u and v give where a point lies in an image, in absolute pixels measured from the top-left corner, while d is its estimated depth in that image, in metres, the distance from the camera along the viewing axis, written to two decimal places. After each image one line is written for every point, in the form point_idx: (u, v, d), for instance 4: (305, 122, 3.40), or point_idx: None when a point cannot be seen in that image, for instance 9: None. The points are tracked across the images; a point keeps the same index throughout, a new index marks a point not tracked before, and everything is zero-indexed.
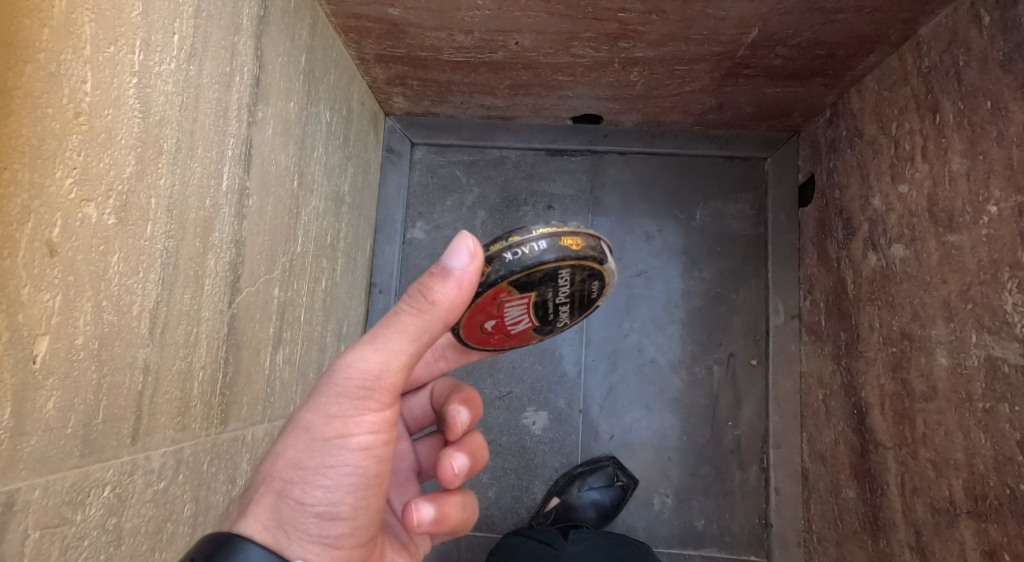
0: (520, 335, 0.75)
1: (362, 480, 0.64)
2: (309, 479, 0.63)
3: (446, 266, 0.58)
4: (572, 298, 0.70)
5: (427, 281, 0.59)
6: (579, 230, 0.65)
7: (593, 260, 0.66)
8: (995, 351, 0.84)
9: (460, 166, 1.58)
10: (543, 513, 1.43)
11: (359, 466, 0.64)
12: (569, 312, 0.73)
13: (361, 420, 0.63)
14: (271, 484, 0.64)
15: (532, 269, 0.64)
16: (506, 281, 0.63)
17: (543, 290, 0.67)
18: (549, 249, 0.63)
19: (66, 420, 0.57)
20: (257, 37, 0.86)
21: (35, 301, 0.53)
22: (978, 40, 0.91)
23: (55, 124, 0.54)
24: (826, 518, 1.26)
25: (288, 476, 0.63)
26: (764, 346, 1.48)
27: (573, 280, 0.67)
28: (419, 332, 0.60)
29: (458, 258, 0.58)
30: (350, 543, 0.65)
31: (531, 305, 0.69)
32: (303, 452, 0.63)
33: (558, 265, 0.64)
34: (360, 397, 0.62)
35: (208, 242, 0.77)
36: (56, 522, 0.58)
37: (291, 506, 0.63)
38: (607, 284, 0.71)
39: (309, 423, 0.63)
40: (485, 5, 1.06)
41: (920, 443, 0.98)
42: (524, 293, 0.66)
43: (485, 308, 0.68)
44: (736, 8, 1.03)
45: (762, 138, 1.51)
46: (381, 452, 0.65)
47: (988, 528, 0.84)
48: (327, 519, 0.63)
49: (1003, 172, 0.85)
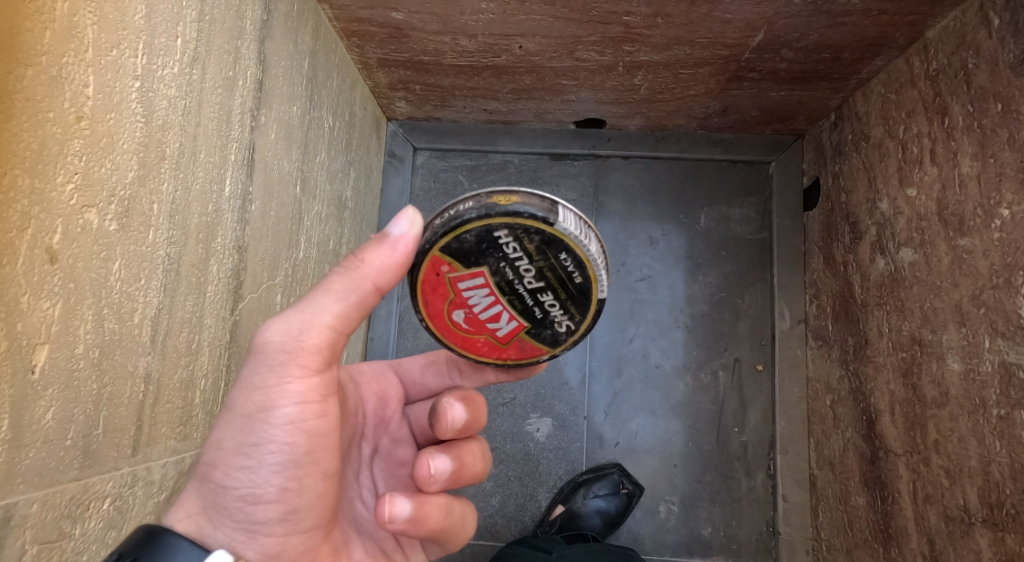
0: (513, 341, 0.70)
1: (289, 459, 0.60)
2: (232, 458, 0.60)
3: (385, 232, 0.60)
4: (541, 276, 0.66)
5: (364, 246, 0.60)
6: (515, 190, 0.64)
7: (531, 218, 0.63)
8: (1009, 357, 0.83)
9: (463, 171, 1.57)
10: (547, 521, 1.41)
11: (285, 442, 0.60)
12: (557, 303, 0.67)
13: (284, 390, 0.59)
14: (199, 468, 0.62)
15: (459, 231, 0.64)
16: (436, 247, 0.65)
17: (495, 265, 0.65)
18: (473, 208, 0.63)
19: (65, 432, 0.56)
20: (260, 41, 0.85)
21: (35, 309, 0.52)
22: (987, 42, 0.90)
23: (56, 128, 0.53)
24: (835, 526, 1.25)
25: (211, 459, 0.61)
26: (769, 351, 1.46)
27: (526, 249, 0.64)
28: (347, 294, 0.58)
29: (399, 225, 0.60)
30: (281, 529, 0.62)
31: (496, 289, 0.66)
32: (228, 431, 0.60)
33: (488, 225, 0.63)
34: (284, 367, 0.58)
35: (210, 248, 0.76)
36: (54, 537, 0.56)
37: (214, 490, 0.61)
38: (584, 259, 0.65)
39: (233, 399, 0.60)
40: (488, 8, 1.05)
41: (932, 450, 0.97)
42: (470, 267, 0.66)
43: (439, 290, 0.68)
44: (742, 11, 1.02)
45: (766, 141, 1.50)
46: (312, 427, 0.61)
47: (1005, 537, 0.83)
48: (249, 503, 0.61)
49: (1015, 175, 0.84)
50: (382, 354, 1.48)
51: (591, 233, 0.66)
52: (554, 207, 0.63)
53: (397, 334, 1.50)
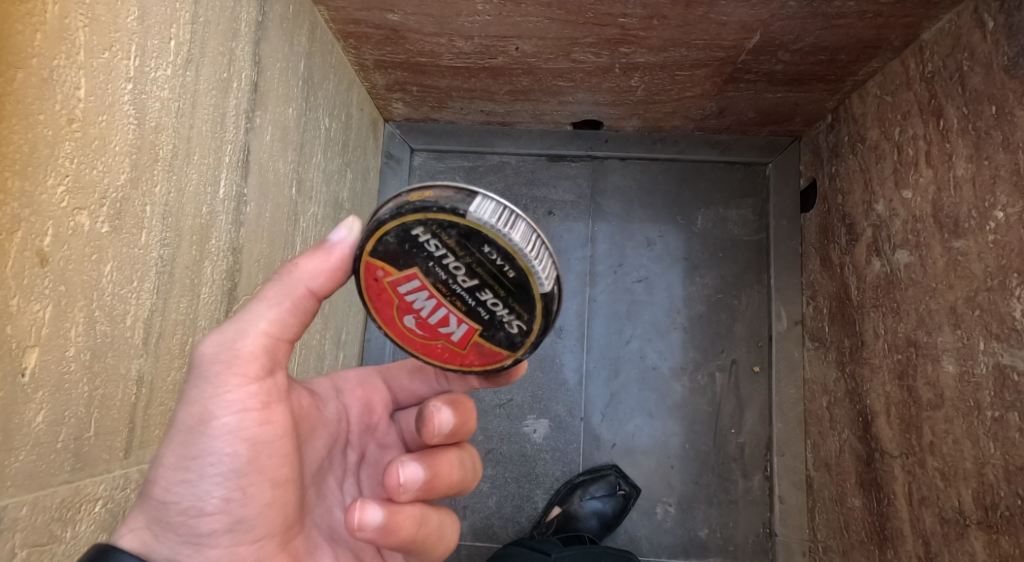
0: (470, 345, 0.66)
1: (233, 467, 0.59)
2: (172, 472, 0.59)
3: (323, 239, 0.61)
4: (474, 273, 0.61)
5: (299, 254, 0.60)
6: (427, 184, 0.60)
7: (442, 212, 0.58)
8: (1003, 359, 0.83)
9: (460, 173, 1.57)
10: (544, 522, 1.41)
11: (227, 452, 0.59)
12: (499, 300, 0.62)
13: (221, 399, 0.58)
14: (143, 484, 0.60)
15: (378, 233, 0.61)
16: (364, 253, 0.62)
17: (425, 265, 0.61)
18: (388, 209, 0.60)
19: (56, 434, 0.56)
20: (255, 43, 0.85)
21: (26, 312, 0.52)
22: (981, 45, 0.90)
23: (47, 131, 0.53)
24: (831, 528, 1.25)
25: (152, 474, 0.60)
26: (766, 352, 1.46)
27: (448, 246, 0.60)
28: (281, 300, 0.58)
29: (338, 232, 0.61)
30: (228, 540, 0.61)
31: (434, 290, 0.63)
32: (168, 445, 0.59)
33: (403, 224, 0.60)
34: (221, 377, 0.58)
35: (204, 250, 0.76)
36: (45, 540, 0.56)
37: (156, 506, 0.59)
38: (509, 249, 0.59)
39: (173, 412, 0.60)
40: (484, 10, 1.05)
41: (927, 452, 0.97)
42: (402, 270, 0.62)
43: (383, 297, 0.65)
44: (737, 13, 1.02)
45: (762, 143, 1.50)
46: (253, 435, 0.60)
47: (999, 539, 0.83)
48: (193, 516, 0.59)
49: (1010, 177, 0.84)
50: (380, 356, 1.49)
51: (516, 220, 0.59)
52: (466, 196, 0.58)
53: None
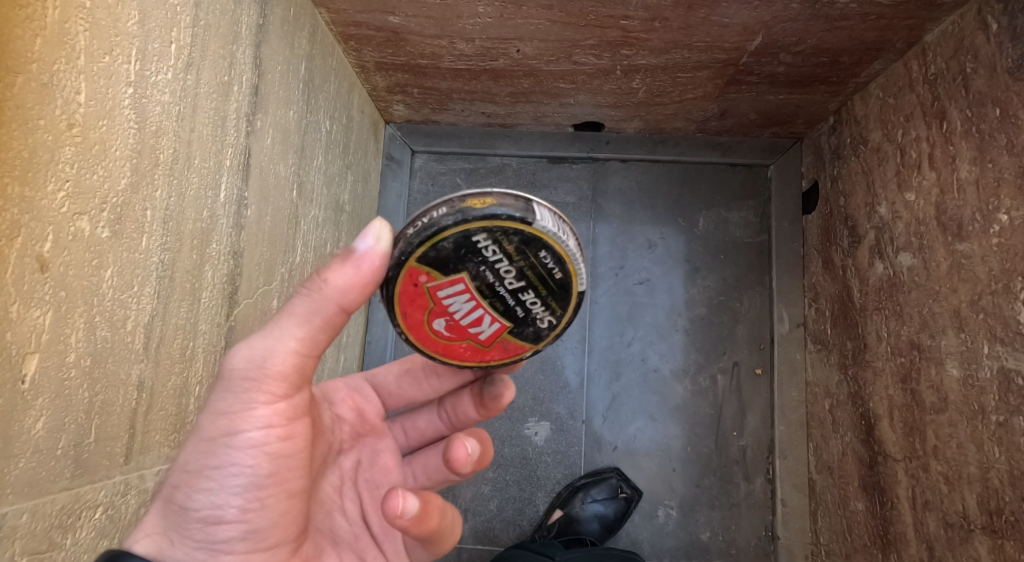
0: (495, 342, 0.67)
1: (253, 480, 0.59)
2: (194, 480, 0.59)
3: (350, 247, 0.56)
4: (522, 276, 0.63)
5: (327, 263, 0.56)
6: (488, 191, 0.61)
7: (508, 220, 0.60)
8: (1008, 363, 0.83)
9: (461, 175, 1.57)
10: (545, 526, 1.40)
11: (249, 465, 0.59)
12: (539, 301, 0.64)
13: (248, 414, 0.58)
14: (164, 489, 0.60)
15: (436, 239, 0.61)
16: (412, 258, 0.61)
17: (475, 269, 0.62)
18: (449, 214, 0.60)
19: (56, 441, 0.56)
20: (256, 45, 0.84)
21: (25, 318, 0.52)
22: (985, 47, 0.90)
23: (47, 136, 0.53)
24: (835, 532, 1.24)
25: (175, 480, 0.59)
26: (769, 355, 1.46)
27: (504, 251, 0.61)
28: (309, 315, 0.56)
29: (364, 239, 0.56)
30: (243, 548, 0.60)
31: (476, 293, 0.63)
32: (191, 453, 0.59)
33: (465, 230, 0.60)
34: (249, 392, 0.57)
35: (205, 254, 0.76)
36: (44, 547, 0.56)
37: (176, 512, 0.59)
38: (561, 254, 0.63)
39: (199, 420, 0.59)
40: (485, 12, 1.05)
41: (931, 456, 0.97)
42: (449, 274, 0.62)
43: (418, 301, 0.64)
44: (738, 16, 1.01)
45: (764, 145, 1.50)
46: (276, 450, 0.60)
47: (1004, 544, 0.82)
48: (211, 523, 0.59)
49: (1014, 181, 0.83)
50: (380, 358, 1.48)
51: (568, 227, 0.63)
52: (529, 205, 0.61)
53: (396, 338, 1.50)
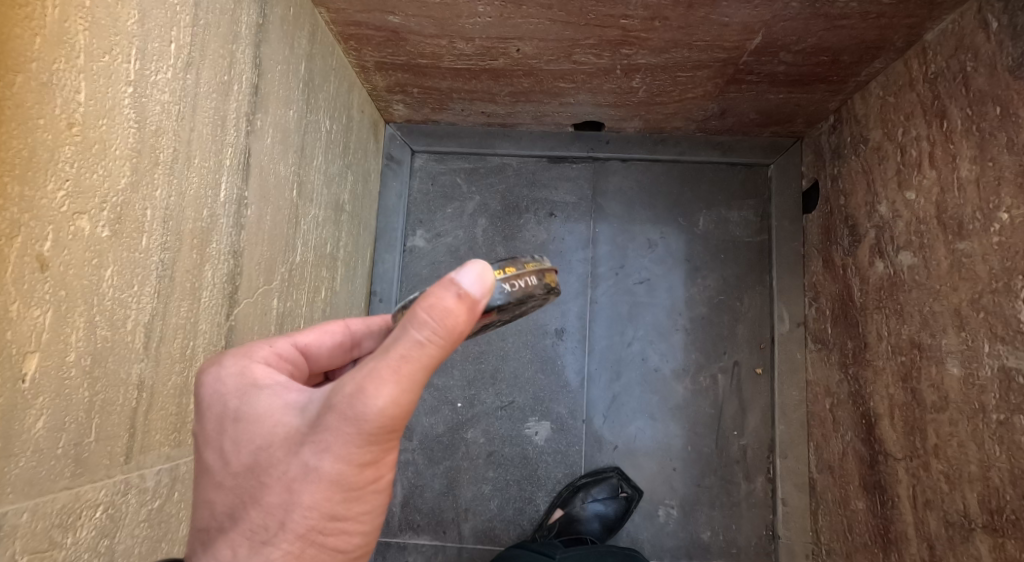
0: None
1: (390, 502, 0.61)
2: (343, 526, 0.56)
3: (466, 288, 0.54)
4: (511, 316, 0.76)
5: (438, 302, 0.53)
6: (550, 266, 0.71)
7: (554, 293, 0.73)
8: (1009, 361, 0.83)
9: (461, 174, 1.57)
10: (546, 525, 1.40)
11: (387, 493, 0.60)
12: (497, 322, 0.78)
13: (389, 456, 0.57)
14: (297, 546, 0.55)
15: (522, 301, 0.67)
16: (497, 310, 0.65)
17: (507, 314, 0.71)
18: (538, 284, 0.68)
19: (56, 440, 0.56)
20: (256, 45, 0.84)
21: (25, 317, 0.52)
22: (985, 46, 0.90)
23: (46, 135, 0.53)
24: (835, 531, 1.24)
25: (317, 534, 0.55)
26: (769, 354, 1.46)
27: (529, 305, 0.73)
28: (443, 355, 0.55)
29: (472, 281, 0.55)
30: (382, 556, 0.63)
31: (485, 323, 0.72)
32: (333, 507, 0.55)
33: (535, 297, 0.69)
34: (387, 438, 0.54)
35: (206, 253, 0.76)
36: (45, 546, 0.56)
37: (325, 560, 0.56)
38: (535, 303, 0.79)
39: (331, 476, 0.54)
40: (484, 12, 1.04)
41: (932, 455, 0.97)
42: (494, 317, 0.69)
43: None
44: (739, 15, 1.01)
45: (764, 144, 1.50)
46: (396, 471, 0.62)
47: (1005, 543, 0.82)
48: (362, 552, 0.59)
49: (1015, 179, 0.83)
50: None
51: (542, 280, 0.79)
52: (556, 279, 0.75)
53: None
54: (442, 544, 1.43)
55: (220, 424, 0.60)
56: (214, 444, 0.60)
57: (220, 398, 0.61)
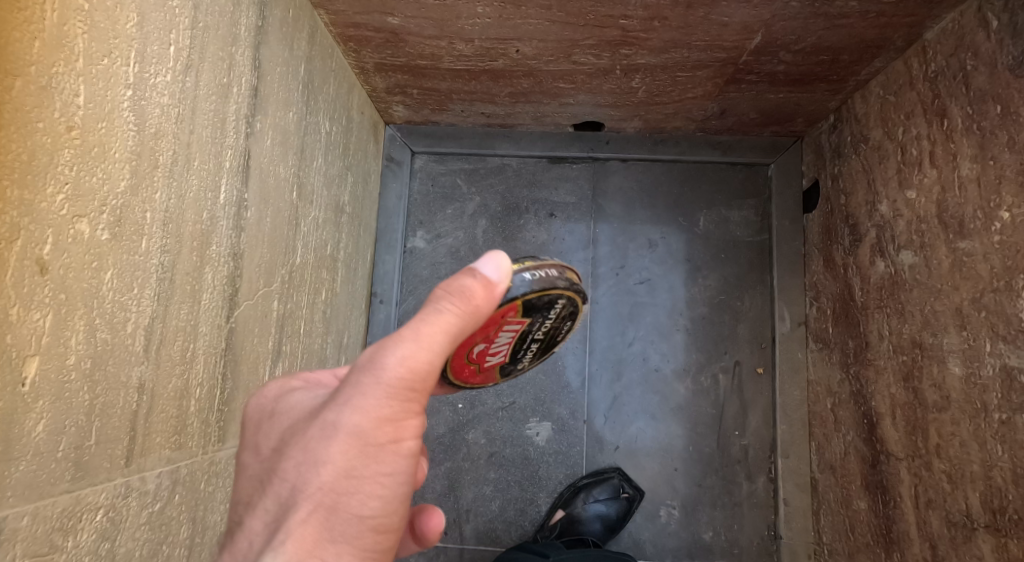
0: (485, 371, 0.78)
1: (410, 486, 0.59)
2: (354, 488, 0.56)
3: (483, 272, 0.58)
4: (546, 335, 0.77)
5: (465, 284, 0.57)
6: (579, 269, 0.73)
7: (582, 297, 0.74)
8: (1010, 360, 0.83)
9: (461, 175, 1.57)
10: (547, 526, 1.41)
11: (405, 473, 0.58)
12: (535, 350, 0.80)
13: (407, 426, 0.58)
14: (310, 504, 0.56)
15: (545, 291, 0.68)
16: (522, 298, 0.66)
17: (536, 319, 0.72)
18: (560, 277, 0.70)
19: (56, 444, 0.56)
20: (255, 47, 0.84)
21: (25, 321, 0.52)
22: (985, 44, 0.89)
23: (46, 139, 0.53)
24: (837, 530, 1.24)
25: (330, 492, 0.56)
26: (770, 353, 1.46)
27: (558, 314, 0.74)
28: (459, 332, 0.57)
29: (491, 268, 0.59)
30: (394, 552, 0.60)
31: (518, 335, 0.73)
32: (343, 460, 0.56)
33: (560, 292, 0.71)
34: (407, 400, 0.56)
35: (205, 255, 0.76)
36: (46, 549, 0.56)
37: (339, 522, 0.56)
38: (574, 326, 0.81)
39: (352, 431, 0.56)
40: (484, 13, 1.04)
41: (934, 454, 0.96)
42: (522, 317, 0.70)
43: (489, 329, 0.68)
44: (739, 14, 1.01)
45: (764, 144, 1.50)
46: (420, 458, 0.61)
47: (1008, 543, 0.82)
48: (379, 530, 0.57)
49: (1016, 178, 0.83)
50: None
51: None
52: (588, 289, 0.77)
53: None
54: (443, 546, 1.43)
55: (271, 413, 0.65)
56: (263, 430, 0.64)
57: (277, 395, 0.67)
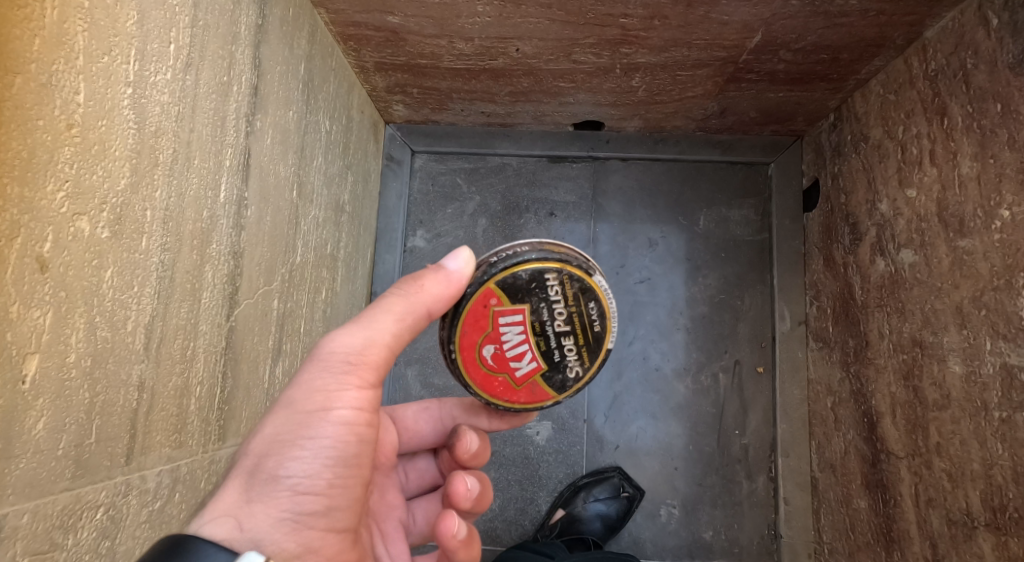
0: (526, 383, 0.76)
1: (340, 456, 0.65)
2: (285, 449, 0.64)
3: (442, 266, 0.70)
4: (571, 324, 0.75)
5: (423, 274, 0.69)
6: (563, 245, 0.75)
7: (579, 267, 0.73)
8: (1010, 359, 0.83)
9: (461, 174, 1.57)
10: (548, 525, 1.41)
11: (337, 440, 0.65)
12: (575, 350, 0.76)
13: (343, 393, 0.65)
14: (249, 462, 0.65)
15: (516, 267, 0.72)
16: (493, 280, 0.72)
17: (535, 304, 0.73)
18: (533, 251, 0.73)
19: (56, 442, 0.56)
20: (255, 46, 0.84)
21: (25, 318, 0.52)
22: (985, 42, 0.89)
23: (46, 136, 0.53)
24: (837, 529, 1.24)
25: (264, 450, 0.65)
26: (770, 353, 1.46)
27: (566, 297, 0.74)
28: (404, 313, 0.67)
29: (455, 262, 0.70)
30: (322, 523, 0.65)
31: (529, 328, 0.74)
32: (282, 424, 0.65)
33: (543, 266, 0.72)
34: (343, 370, 0.65)
35: (205, 254, 0.76)
36: (46, 547, 0.56)
37: (265, 480, 0.63)
38: (606, 311, 0.76)
39: (293, 397, 0.65)
40: (484, 12, 1.05)
41: (934, 453, 0.96)
42: (514, 303, 0.73)
43: (481, 322, 0.73)
44: (739, 13, 1.01)
45: (764, 143, 1.50)
46: (362, 433, 0.67)
47: (1008, 542, 0.82)
48: (298, 493, 0.64)
49: (1016, 176, 0.83)
50: None
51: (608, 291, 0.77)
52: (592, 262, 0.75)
53: None
54: None
55: None
56: None
57: None
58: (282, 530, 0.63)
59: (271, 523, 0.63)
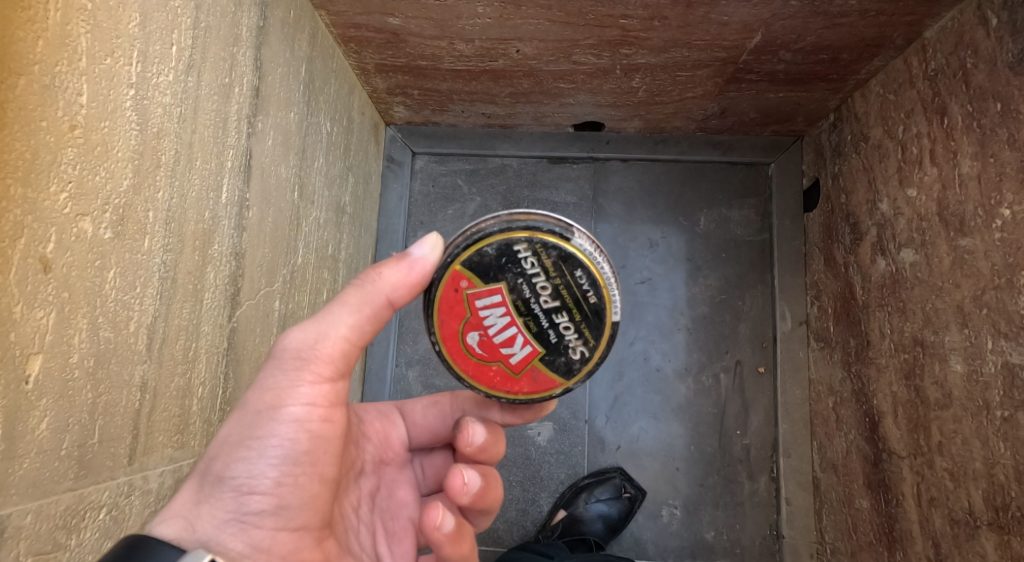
0: (525, 370, 0.76)
1: (289, 454, 0.65)
2: (234, 450, 0.65)
3: (406, 253, 0.68)
4: (561, 299, 0.74)
5: (384, 262, 0.68)
6: (533, 213, 0.75)
7: (551, 234, 0.73)
8: (1011, 358, 0.83)
9: (462, 175, 1.57)
10: (549, 526, 1.40)
11: (288, 438, 0.65)
12: (573, 326, 0.75)
13: (295, 391, 0.65)
14: (202, 465, 0.66)
15: (480, 244, 0.73)
16: (457, 261, 0.73)
17: (513, 282, 0.73)
18: (494, 224, 0.74)
19: (59, 442, 0.56)
20: (256, 47, 0.85)
21: (29, 319, 0.52)
22: (985, 42, 0.90)
23: (49, 137, 0.53)
24: (839, 529, 1.24)
25: (216, 452, 0.65)
26: (771, 353, 1.46)
27: (546, 270, 0.73)
28: (359, 305, 0.66)
29: (420, 249, 0.69)
30: (271, 523, 0.65)
31: (513, 309, 0.74)
32: (235, 425, 0.65)
33: (508, 239, 0.73)
34: (296, 367, 0.65)
35: (207, 255, 0.76)
36: (49, 548, 0.56)
37: (213, 482, 0.65)
38: (597, 278, 0.74)
39: (247, 397, 0.66)
40: (484, 13, 1.05)
41: (935, 452, 0.96)
42: (488, 283, 0.73)
43: (456, 309, 0.74)
44: (738, 14, 1.01)
45: (764, 143, 1.50)
46: (315, 429, 0.67)
47: (1010, 540, 0.82)
48: (244, 493, 0.64)
49: (1016, 174, 0.83)
50: (382, 359, 1.48)
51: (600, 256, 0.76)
52: (569, 225, 0.74)
53: (397, 341, 1.49)
54: None
55: None
56: None
57: None
58: (230, 527, 0.64)
59: (218, 520, 0.64)
